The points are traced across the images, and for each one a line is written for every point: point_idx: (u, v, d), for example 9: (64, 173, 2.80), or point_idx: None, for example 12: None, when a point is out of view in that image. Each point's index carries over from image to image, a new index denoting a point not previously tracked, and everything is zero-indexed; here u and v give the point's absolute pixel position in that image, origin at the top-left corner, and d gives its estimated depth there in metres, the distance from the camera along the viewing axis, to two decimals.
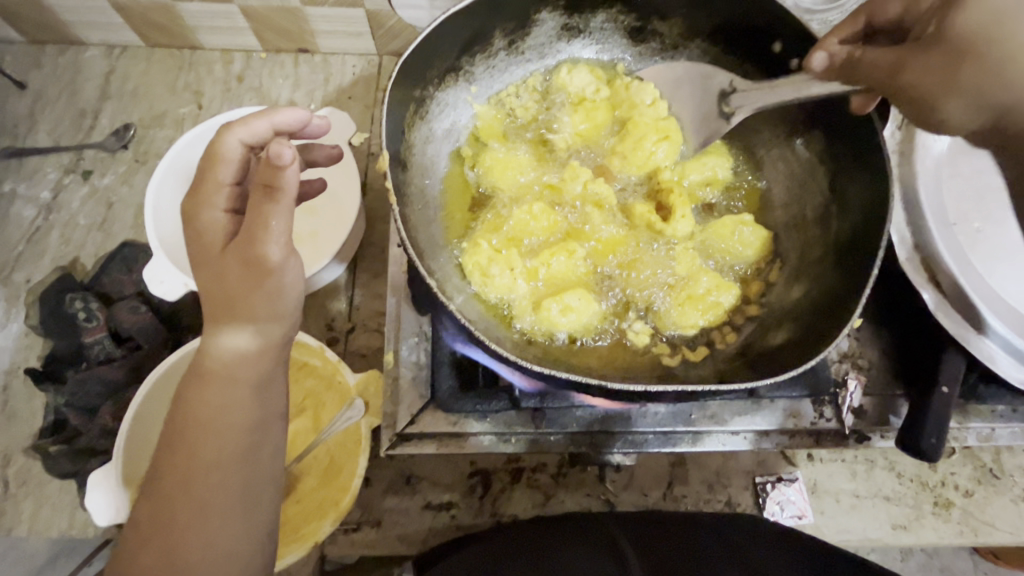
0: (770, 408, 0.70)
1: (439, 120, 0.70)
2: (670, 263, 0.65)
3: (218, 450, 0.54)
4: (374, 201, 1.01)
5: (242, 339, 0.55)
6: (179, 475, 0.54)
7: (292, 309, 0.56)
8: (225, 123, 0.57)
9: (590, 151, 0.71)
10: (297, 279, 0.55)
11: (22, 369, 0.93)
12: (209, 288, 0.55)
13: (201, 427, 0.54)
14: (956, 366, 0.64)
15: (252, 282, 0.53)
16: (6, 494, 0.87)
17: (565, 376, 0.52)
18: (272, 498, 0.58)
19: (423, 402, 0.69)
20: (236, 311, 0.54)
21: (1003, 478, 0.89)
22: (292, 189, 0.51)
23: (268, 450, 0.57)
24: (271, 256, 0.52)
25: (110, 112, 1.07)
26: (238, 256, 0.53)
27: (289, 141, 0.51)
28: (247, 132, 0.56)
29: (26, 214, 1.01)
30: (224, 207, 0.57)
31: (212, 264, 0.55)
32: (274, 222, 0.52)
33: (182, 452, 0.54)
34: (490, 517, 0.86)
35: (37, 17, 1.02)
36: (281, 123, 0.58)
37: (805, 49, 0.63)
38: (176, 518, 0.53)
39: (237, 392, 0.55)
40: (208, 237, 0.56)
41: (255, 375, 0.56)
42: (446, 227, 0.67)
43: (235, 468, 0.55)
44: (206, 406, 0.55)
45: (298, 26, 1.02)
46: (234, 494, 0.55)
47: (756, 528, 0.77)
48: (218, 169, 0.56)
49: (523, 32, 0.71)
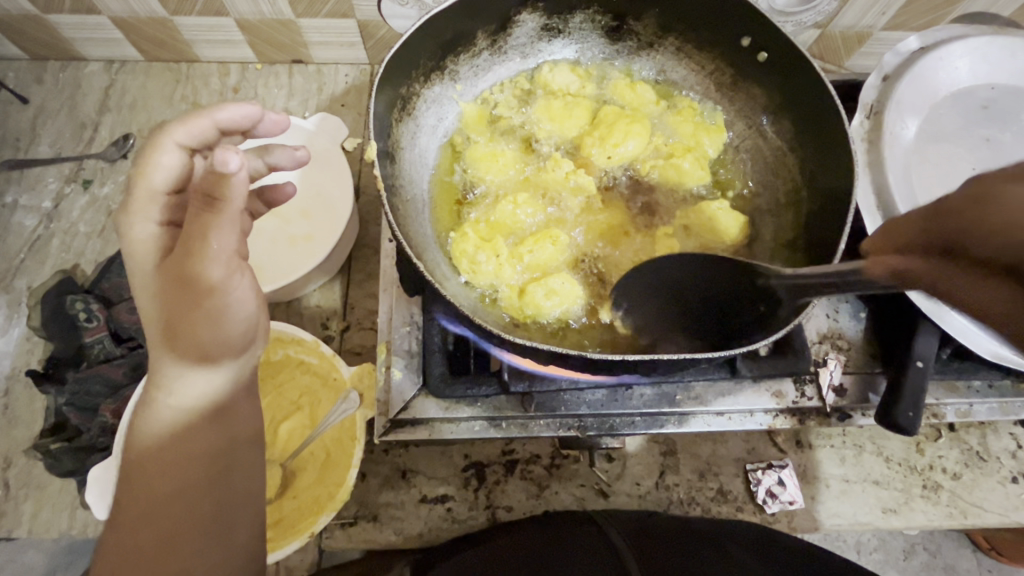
0: (753, 388, 0.72)
1: (426, 116, 0.73)
2: (649, 245, 0.68)
3: (180, 477, 0.54)
4: (367, 203, 1.04)
5: (185, 370, 0.55)
6: (139, 509, 0.53)
7: (238, 324, 0.56)
8: (162, 128, 0.58)
9: (567, 144, 0.74)
10: (242, 294, 0.56)
11: (23, 373, 0.94)
12: (150, 313, 0.55)
13: (159, 454, 0.55)
14: (930, 343, 0.67)
15: (191, 301, 0.54)
16: (6, 497, 0.88)
17: (555, 350, 0.54)
18: (247, 521, 0.57)
19: (414, 389, 0.70)
20: (178, 335, 0.54)
21: (991, 461, 0.91)
22: (237, 198, 0.51)
23: (238, 473, 0.58)
24: (213, 273, 0.53)
25: (110, 124, 1.10)
26: (176, 272, 0.54)
27: (234, 147, 0.50)
28: (185, 133, 0.58)
29: (28, 223, 1.04)
30: (159, 220, 0.58)
31: (150, 287, 0.56)
32: (216, 234, 0.52)
33: (141, 482, 0.54)
34: (485, 510, 0.88)
35: (40, 34, 1.05)
36: (225, 121, 0.59)
37: (774, 43, 0.67)
38: (145, 548, 0.51)
39: (195, 418, 0.57)
40: (144, 254, 0.56)
41: (209, 403, 0.57)
42: (434, 220, 0.70)
43: (202, 493, 0.55)
44: (159, 436, 0.55)
45: (290, 37, 1.05)
46: (203, 520, 0.54)
47: (746, 536, 0.78)
48: (153, 176, 0.58)
49: (505, 33, 0.75)
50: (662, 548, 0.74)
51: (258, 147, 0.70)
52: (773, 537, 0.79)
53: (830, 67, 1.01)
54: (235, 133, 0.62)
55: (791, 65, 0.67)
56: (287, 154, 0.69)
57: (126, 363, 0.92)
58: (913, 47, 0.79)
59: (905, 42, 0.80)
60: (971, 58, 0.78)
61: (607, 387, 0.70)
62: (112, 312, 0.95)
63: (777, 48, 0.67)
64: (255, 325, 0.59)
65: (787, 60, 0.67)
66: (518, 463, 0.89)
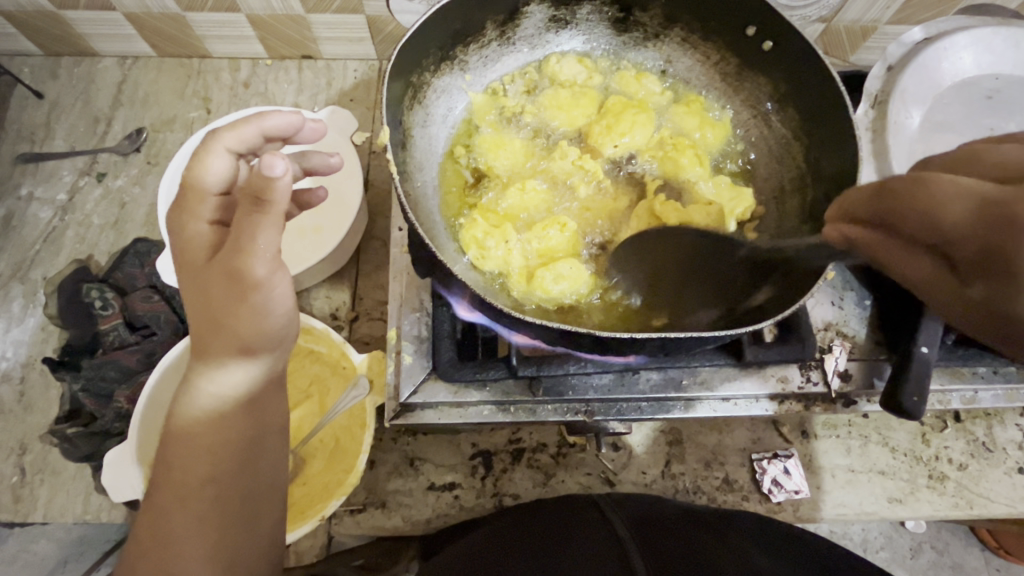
0: (759, 374, 0.72)
1: (435, 105, 0.74)
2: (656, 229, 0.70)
3: (211, 467, 0.56)
4: (375, 196, 1.05)
5: (228, 361, 0.57)
6: (172, 492, 0.55)
7: (276, 321, 0.58)
8: (212, 133, 0.59)
9: (575, 132, 0.75)
10: (283, 293, 0.57)
11: (39, 361, 0.96)
12: (194, 305, 0.57)
13: (194, 443, 0.56)
14: (934, 329, 0.67)
15: (235, 296, 0.55)
16: (23, 482, 0.90)
17: (566, 329, 0.55)
18: (269, 508, 0.60)
19: (424, 373, 0.71)
20: (221, 329, 0.56)
21: (997, 452, 0.91)
22: (282, 200, 0.52)
23: (262, 464, 0.60)
24: (257, 270, 0.54)
25: (123, 118, 1.12)
26: (222, 268, 0.54)
27: (281, 153, 0.51)
28: (235, 139, 0.59)
29: (43, 215, 1.05)
30: (209, 220, 0.58)
31: (195, 282, 0.57)
32: (262, 234, 0.53)
33: (173, 467, 0.56)
34: (492, 497, 0.89)
35: (54, 30, 1.07)
36: (270, 129, 0.60)
37: (779, 32, 0.68)
38: (173, 533, 0.54)
39: (229, 411, 0.58)
40: (193, 250, 0.58)
41: (244, 396, 0.59)
42: (444, 206, 0.71)
43: (230, 481, 0.57)
44: (196, 425, 0.57)
45: (300, 32, 1.07)
46: (231, 508, 0.57)
47: (755, 531, 0.77)
48: (205, 179, 0.58)
49: (513, 24, 0.76)
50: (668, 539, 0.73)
51: (296, 154, 0.71)
52: (783, 532, 0.78)
53: (835, 60, 1.02)
54: (278, 141, 0.63)
55: (796, 55, 0.68)
56: (322, 161, 0.70)
57: (139, 351, 0.94)
58: (917, 38, 0.80)
59: (909, 33, 0.80)
60: (975, 49, 0.78)
61: (614, 372, 0.71)
62: (126, 301, 0.97)
63: (781, 37, 0.68)
64: (291, 321, 0.60)
65: (791, 50, 0.68)
66: (525, 451, 0.90)
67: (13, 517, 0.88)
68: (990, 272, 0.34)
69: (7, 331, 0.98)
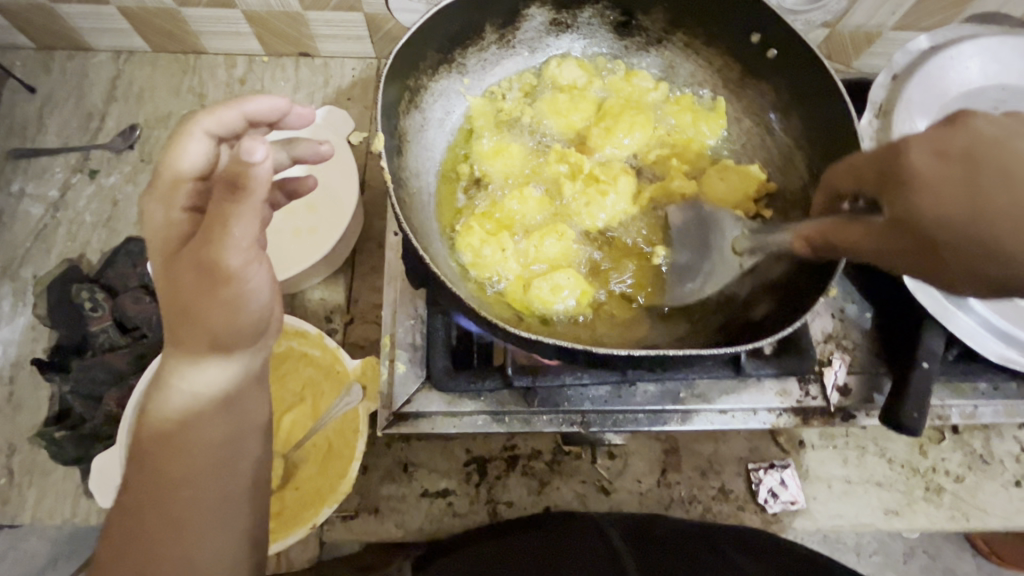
0: (756, 387, 0.71)
1: (433, 109, 0.73)
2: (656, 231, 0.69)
3: (188, 468, 0.54)
4: (372, 197, 1.04)
5: (202, 357, 0.55)
6: (147, 494, 0.53)
7: (254, 316, 0.55)
8: (189, 116, 0.57)
9: (574, 138, 0.74)
10: (260, 285, 0.54)
11: (28, 361, 0.95)
12: (167, 297, 0.54)
13: (170, 442, 0.54)
14: (936, 344, 0.67)
15: (207, 287, 0.52)
16: (11, 484, 0.88)
17: (564, 345, 0.54)
18: (252, 512, 0.57)
19: (418, 382, 0.70)
20: (195, 323, 0.53)
21: (994, 464, 0.90)
22: (261, 187, 0.49)
23: (242, 464, 0.57)
24: (230, 260, 0.51)
25: (117, 114, 1.10)
26: (193, 260, 0.52)
27: (262, 137, 0.48)
28: (214, 123, 0.57)
29: (34, 212, 1.04)
30: (185, 207, 0.57)
31: (168, 270, 0.55)
32: (237, 223, 0.50)
33: (150, 467, 0.54)
34: (486, 505, 0.88)
35: (47, 23, 1.05)
36: (252, 113, 0.59)
37: (786, 39, 0.66)
38: (146, 534, 0.52)
39: (205, 408, 0.56)
40: (168, 238, 0.56)
41: (220, 393, 0.57)
42: (441, 213, 0.70)
43: (206, 482, 0.54)
44: (172, 423, 0.55)
45: (297, 29, 1.05)
46: (209, 512, 0.54)
47: (747, 542, 0.78)
48: (181, 164, 0.57)
49: (513, 27, 0.74)
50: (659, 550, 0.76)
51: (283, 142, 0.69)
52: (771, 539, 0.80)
53: (838, 66, 1.01)
54: (262, 126, 0.61)
55: (801, 62, 0.66)
56: (311, 148, 0.66)
57: (130, 353, 0.93)
58: (922, 46, 0.79)
59: (915, 41, 0.79)
60: (982, 58, 0.77)
61: (611, 384, 0.70)
62: (117, 302, 0.95)
63: (786, 44, 0.67)
64: (270, 313, 0.58)
65: (797, 57, 0.66)
66: (520, 459, 0.89)
67: (1, 519, 0.87)
68: (886, 182, 0.48)
69: None
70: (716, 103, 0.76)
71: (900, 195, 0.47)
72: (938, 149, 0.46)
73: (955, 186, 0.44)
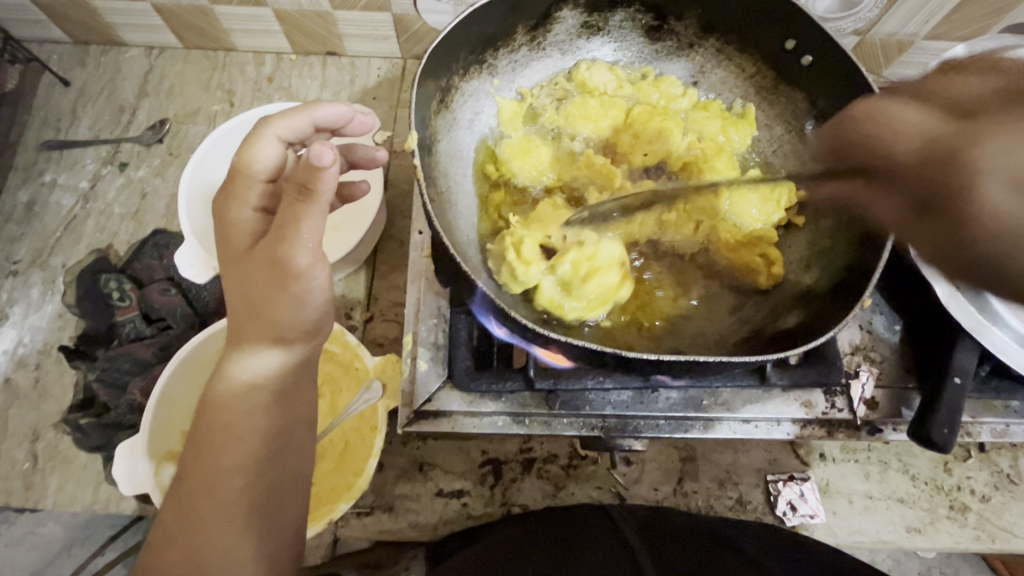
0: (781, 397, 0.71)
1: (463, 109, 0.73)
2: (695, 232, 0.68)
3: (240, 455, 0.56)
4: (395, 196, 1.05)
5: (264, 346, 0.58)
6: (202, 479, 0.56)
7: (313, 314, 0.59)
8: (264, 123, 0.59)
9: (602, 142, 0.74)
10: (323, 283, 0.57)
11: (55, 349, 0.96)
12: (234, 290, 0.58)
13: (225, 431, 0.57)
14: (968, 360, 0.65)
15: (276, 284, 0.55)
16: (35, 469, 0.90)
17: (592, 347, 0.53)
18: (296, 500, 0.60)
19: (440, 381, 0.70)
20: (260, 316, 0.57)
21: (1021, 484, 0.88)
22: (328, 192, 0.53)
23: (290, 454, 0.60)
24: (300, 259, 0.54)
25: (148, 109, 1.12)
26: (266, 256, 0.55)
27: (330, 143, 0.52)
28: (286, 128, 0.59)
29: (65, 203, 1.06)
30: (255, 207, 0.59)
31: (238, 267, 0.58)
32: (307, 224, 0.54)
33: (206, 454, 0.57)
34: (501, 507, 0.87)
35: (83, 18, 1.07)
36: (321, 120, 0.61)
37: (824, 46, 0.65)
38: (201, 518, 0.54)
39: (260, 397, 0.59)
40: (237, 236, 0.58)
41: (277, 383, 0.59)
42: (471, 213, 0.70)
43: (256, 469, 0.57)
44: (228, 411, 0.58)
45: (326, 29, 1.06)
46: (256, 498, 0.56)
47: (772, 545, 0.75)
48: (253, 166, 0.58)
49: (545, 29, 0.74)
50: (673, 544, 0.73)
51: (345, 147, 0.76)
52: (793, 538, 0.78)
53: (869, 74, 1.00)
54: (326, 132, 0.64)
55: (837, 69, 0.65)
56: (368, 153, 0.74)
57: (155, 343, 0.94)
58: (959, 56, 0.78)
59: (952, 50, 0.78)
60: None
61: (633, 389, 0.70)
62: (144, 292, 0.97)
63: (822, 51, 0.66)
64: (326, 311, 0.60)
65: (832, 65, 0.65)
66: (536, 462, 0.89)
67: (23, 503, 0.88)
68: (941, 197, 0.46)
69: (26, 317, 0.98)
70: (746, 110, 0.75)
71: (954, 212, 0.45)
72: (1011, 181, 0.43)
73: (1018, 225, 0.42)
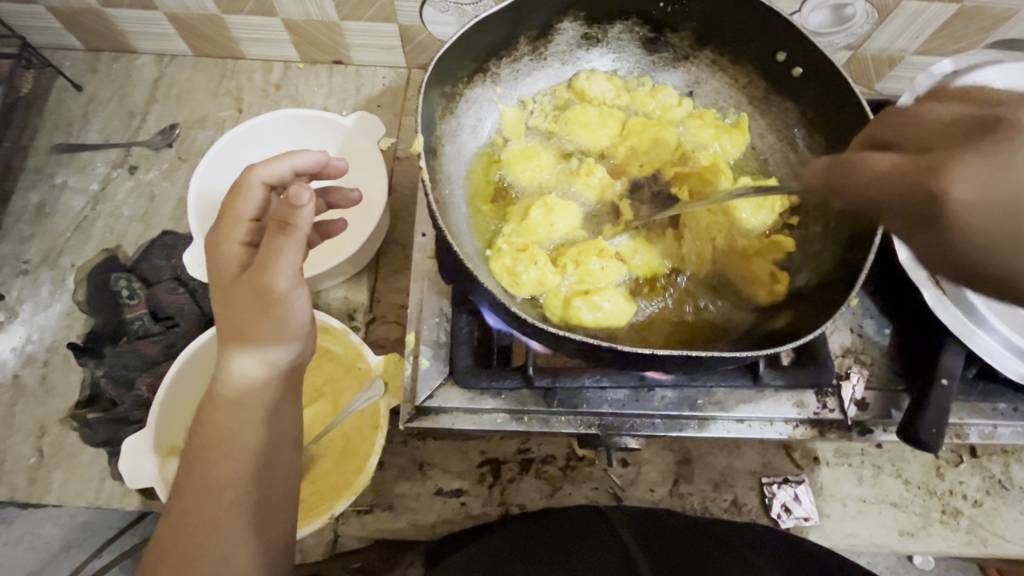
0: (774, 397, 0.72)
1: (467, 115, 0.76)
2: (693, 236, 0.70)
3: (230, 473, 0.58)
4: (398, 202, 1.07)
5: (248, 365, 0.60)
6: (195, 497, 0.57)
7: (296, 335, 0.61)
8: (248, 167, 0.65)
9: (601, 148, 0.76)
10: (304, 308, 0.60)
11: (62, 346, 0.98)
12: (221, 317, 0.60)
13: (216, 448, 0.59)
14: (956, 362, 0.67)
15: (259, 310, 0.58)
16: (40, 464, 0.91)
17: (590, 342, 0.55)
18: (286, 515, 0.61)
19: (441, 377, 0.72)
20: (245, 339, 0.59)
21: (1013, 490, 0.89)
22: (306, 225, 0.57)
23: (278, 471, 0.61)
24: (280, 285, 0.57)
25: (158, 114, 1.15)
26: (247, 286, 0.58)
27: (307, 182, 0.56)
28: (268, 172, 0.65)
29: (75, 204, 1.08)
30: (241, 242, 0.62)
31: (223, 297, 0.60)
32: (287, 254, 0.57)
33: (198, 472, 0.58)
34: (499, 506, 0.89)
35: (97, 26, 1.11)
36: (299, 165, 0.68)
37: (813, 59, 0.68)
38: (193, 534, 0.56)
39: (247, 415, 0.60)
40: (224, 269, 0.61)
41: (263, 400, 0.61)
42: (473, 215, 0.73)
43: (247, 485, 0.59)
44: (218, 430, 0.60)
45: (333, 38, 1.09)
46: (247, 513, 0.58)
47: (767, 547, 0.76)
48: (241, 205, 0.63)
49: (546, 40, 0.77)
50: (670, 544, 0.74)
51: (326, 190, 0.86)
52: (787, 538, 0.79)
53: (860, 88, 1.02)
54: (307, 174, 0.69)
55: (826, 81, 0.68)
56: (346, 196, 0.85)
57: (162, 340, 0.96)
58: (946, 70, 0.80)
59: (938, 64, 0.81)
60: (1005, 84, 0.78)
61: (629, 387, 0.72)
62: (152, 291, 0.99)
63: (812, 64, 0.69)
64: (308, 333, 0.63)
65: (821, 77, 0.68)
66: (533, 462, 0.90)
67: (27, 498, 0.89)
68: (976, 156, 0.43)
69: (34, 315, 1.00)
70: (740, 119, 0.78)
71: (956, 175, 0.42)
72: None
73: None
